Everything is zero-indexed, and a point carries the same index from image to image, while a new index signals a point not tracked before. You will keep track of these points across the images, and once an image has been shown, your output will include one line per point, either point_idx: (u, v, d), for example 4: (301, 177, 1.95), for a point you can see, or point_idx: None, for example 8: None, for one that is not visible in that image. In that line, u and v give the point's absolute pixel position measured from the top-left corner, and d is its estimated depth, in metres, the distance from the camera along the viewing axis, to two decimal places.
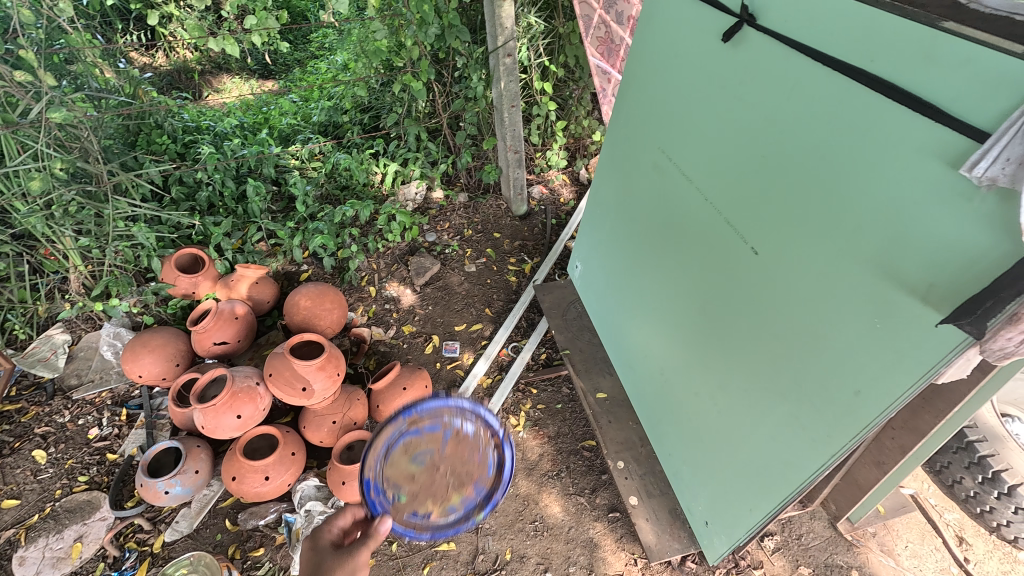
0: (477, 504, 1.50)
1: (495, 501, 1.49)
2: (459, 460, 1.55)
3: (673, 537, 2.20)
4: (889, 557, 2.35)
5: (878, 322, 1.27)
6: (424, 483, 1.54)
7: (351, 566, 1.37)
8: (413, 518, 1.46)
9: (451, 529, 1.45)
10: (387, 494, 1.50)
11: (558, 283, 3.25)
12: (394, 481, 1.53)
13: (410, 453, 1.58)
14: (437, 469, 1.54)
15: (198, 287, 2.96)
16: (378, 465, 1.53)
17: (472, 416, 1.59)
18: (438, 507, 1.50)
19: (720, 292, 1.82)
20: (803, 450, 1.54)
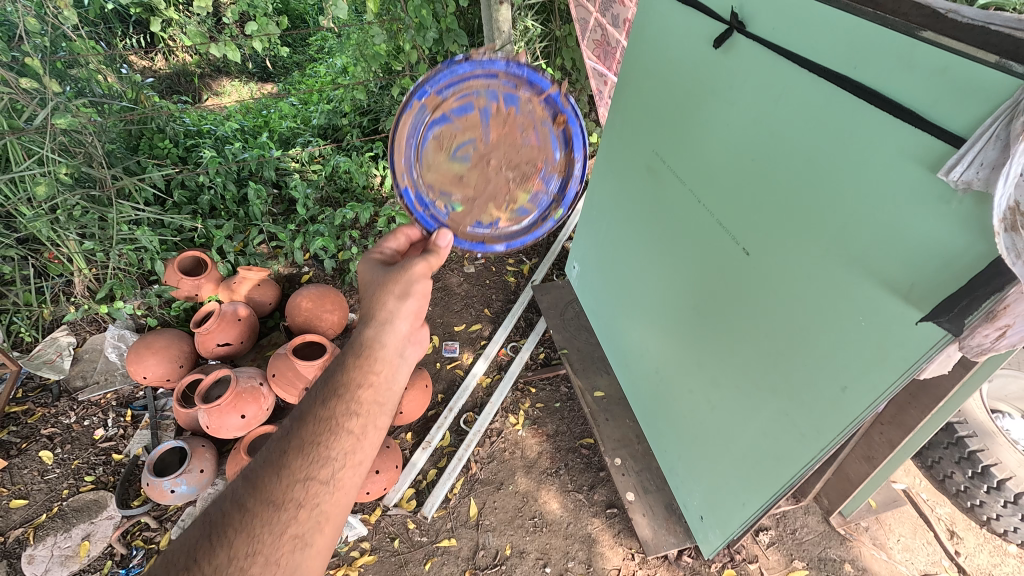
0: (551, 201, 1.72)
1: (567, 191, 1.71)
2: (511, 158, 1.63)
3: (669, 531, 2.24)
4: (881, 550, 2.39)
5: (863, 320, 1.32)
6: (476, 183, 1.64)
7: (406, 281, 1.36)
8: (478, 229, 1.68)
9: (528, 233, 1.73)
10: (436, 195, 1.64)
11: (556, 284, 3.30)
12: (441, 188, 1.63)
13: (448, 149, 1.60)
14: (486, 166, 1.63)
15: (201, 289, 3.01)
16: (412, 173, 1.60)
17: (513, 85, 1.58)
18: (500, 209, 1.68)
19: (713, 291, 1.86)
20: (794, 445, 1.58)
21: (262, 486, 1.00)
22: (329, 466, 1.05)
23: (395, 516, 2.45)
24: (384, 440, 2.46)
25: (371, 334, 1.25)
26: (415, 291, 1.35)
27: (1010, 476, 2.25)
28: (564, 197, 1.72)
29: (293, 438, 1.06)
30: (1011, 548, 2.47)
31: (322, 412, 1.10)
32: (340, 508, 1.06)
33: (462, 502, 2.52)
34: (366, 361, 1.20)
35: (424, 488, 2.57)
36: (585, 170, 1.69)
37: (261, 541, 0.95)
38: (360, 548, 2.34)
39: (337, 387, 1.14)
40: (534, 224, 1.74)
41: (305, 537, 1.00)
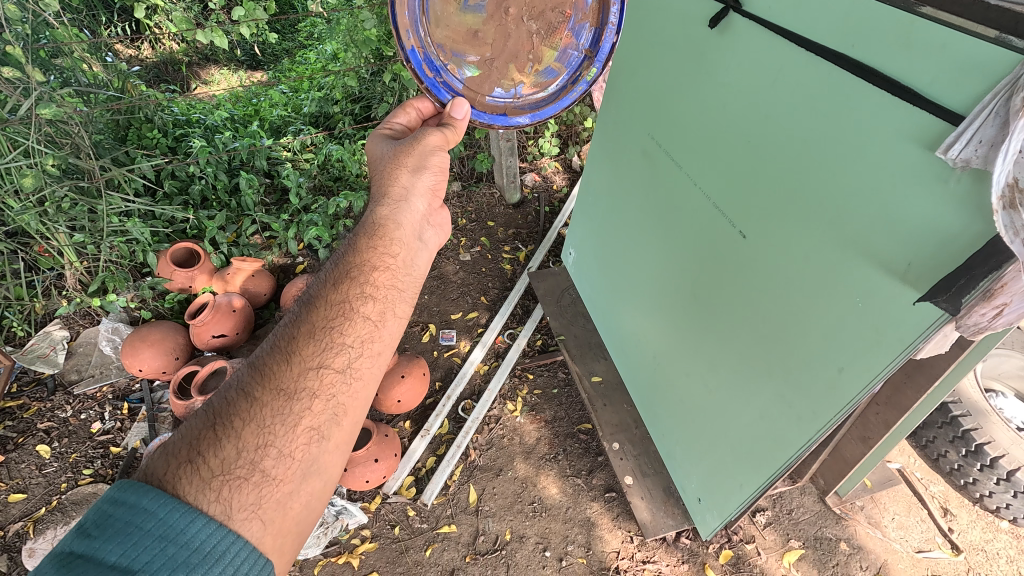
0: (583, 58, 1.69)
1: (600, 46, 1.66)
2: (530, 7, 1.59)
3: (668, 514, 2.26)
4: (876, 529, 2.43)
5: (860, 301, 1.31)
6: (493, 39, 1.63)
7: (421, 152, 1.54)
8: (498, 97, 1.71)
9: (556, 99, 1.73)
10: (450, 56, 1.62)
11: (552, 270, 3.29)
12: (455, 47, 1.62)
13: None
14: (504, 18, 1.60)
15: (194, 280, 2.99)
16: (418, 31, 1.55)
17: None
18: (522, 71, 1.69)
19: (709, 275, 1.86)
20: (790, 426, 1.59)
21: (274, 375, 1.05)
22: (343, 354, 1.13)
23: (395, 504, 2.45)
24: (383, 429, 2.46)
25: (386, 213, 1.42)
26: (430, 163, 1.54)
27: (1003, 454, 2.27)
28: (597, 52, 1.67)
29: (304, 323, 1.15)
30: (1004, 523, 2.51)
31: (333, 299, 1.19)
32: (355, 400, 1.11)
33: (462, 489, 2.53)
34: (375, 252, 1.32)
35: (424, 476, 2.57)
36: (619, 16, 1.61)
37: (276, 431, 0.99)
38: (361, 536, 2.35)
39: (349, 275, 1.25)
40: (564, 88, 1.73)
41: (321, 430, 1.05)
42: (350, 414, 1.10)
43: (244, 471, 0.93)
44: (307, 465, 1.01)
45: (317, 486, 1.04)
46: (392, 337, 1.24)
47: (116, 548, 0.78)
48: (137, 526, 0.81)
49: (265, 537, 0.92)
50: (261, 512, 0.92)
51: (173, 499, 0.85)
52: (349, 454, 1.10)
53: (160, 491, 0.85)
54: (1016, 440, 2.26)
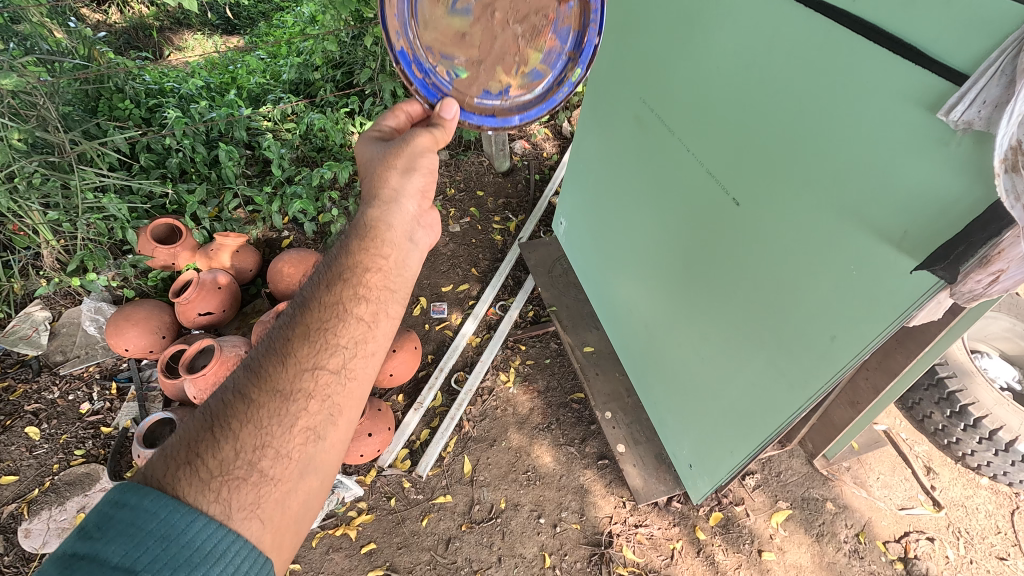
0: (568, 60, 1.54)
1: (586, 47, 1.51)
2: (517, 8, 1.48)
3: (659, 480, 2.31)
4: (861, 488, 2.49)
5: (854, 269, 1.29)
6: (481, 42, 1.52)
7: (411, 152, 1.47)
8: (487, 99, 1.57)
9: (544, 100, 1.58)
10: (438, 59, 1.52)
11: (543, 240, 3.25)
12: (443, 50, 1.51)
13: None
14: (491, 20, 1.50)
15: (177, 257, 2.92)
16: (407, 33, 1.45)
17: None
18: (509, 73, 1.56)
19: (702, 245, 1.83)
20: (781, 393, 1.60)
21: (270, 376, 1.03)
22: (338, 354, 1.11)
23: (390, 476, 2.47)
24: (375, 403, 2.45)
25: (377, 215, 1.37)
26: (420, 164, 1.47)
27: (986, 415, 2.32)
28: (584, 49, 1.52)
29: (298, 325, 1.12)
30: (984, 480, 2.59)
31: (328, 299, 1.16)
32: (351, 400, 1.10)
33: (456, 460, 2.55)
34: (369, 251, 1.29)
35: (418, 448, 2.59)
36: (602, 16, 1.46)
37: (273, 431, 0.98)
38: (357, 508, 2.37)
39: (343, 276, 1.22)
40: (551, 89, 1.58)
41: (318, 430, 1.03)
42: (346, 414, 1.09)
43: (243, 471, 0.91)
44: (304, 464, 1.00)
45: (315, 484, 1.02)
46: (386, 338, 1.22)
47: (119, 549, 0.77)
48: (139, 526, 0.79)
49: (265, 535, 0.91)
50: (260, 511, 0.91)
51: (174, 500, 0.83)
52: (346, 452, 1.10)
53: (161, 493, 0.83)
54: (999, 401, 2.31)
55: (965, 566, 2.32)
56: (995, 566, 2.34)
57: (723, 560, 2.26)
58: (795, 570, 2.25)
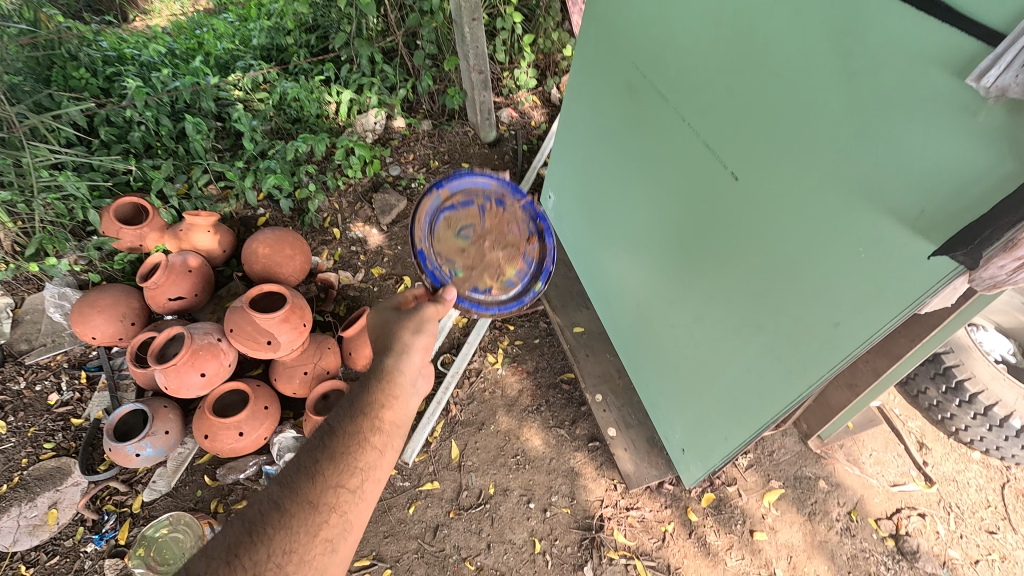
0: (531, 276, 1.83)
1: (545, 269, 1.83)
2: (501, 237, 1.83)
3: (652, 464, 2.27)
4: (854, 466, 2.46)
5: (862, 251, 1.19)
6: (475, 260, 1.77)
7: (419, 318, 1.51)
8: (476, 293, 1.74)
9: (517, 300, 1.80)
10: (443, 261, 1.72)
11: (531, 215, 3.12)
12: (446, 256, 1.73)
13: (453, 230, 1.78)
14: (483, 245, 1.80)
15: (145, 239, 2.75)
16: (426, 240, 1.70)
17: (505, 194, 1.87)
18: (493, 278, 1.77)
19: (697, 223, 1.72)
20: (779, 381, 1.52)
21: (299, 488, 1.13)
22: (357, 473, 1.20)
23: None
24: None
25: (392, 361, 1.41)
26: (428, 326, 1.51)
27: (982, 390, 2.27)
28: (543, 271, 1.83)
29: (325, 449, 1.21)
30: (976, 455, 2.57)
31: (351, 429, 1.25)
32: (362, 516, 1.18)
33: (444, 445, 2.48)
34: (385, 387, 1.36)
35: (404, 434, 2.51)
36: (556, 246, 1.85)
37: (299, 539, 1.07)
38: None
39: (364, 410, 1.30)
40: (523, 289, 1.82)
41: (333, 543, 1.11)
42: (356, 530, 1.17)
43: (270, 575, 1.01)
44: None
45: None
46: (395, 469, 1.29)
47: None
48: None
49: None
50: None
51: None
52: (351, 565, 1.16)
53: None
54: (995, 375, 2.25)
55: (955, 541, 2.32)
56: (985, 540, 2.33)
57: (715, 542, 2.24)
58: (786, 550, 2.23)
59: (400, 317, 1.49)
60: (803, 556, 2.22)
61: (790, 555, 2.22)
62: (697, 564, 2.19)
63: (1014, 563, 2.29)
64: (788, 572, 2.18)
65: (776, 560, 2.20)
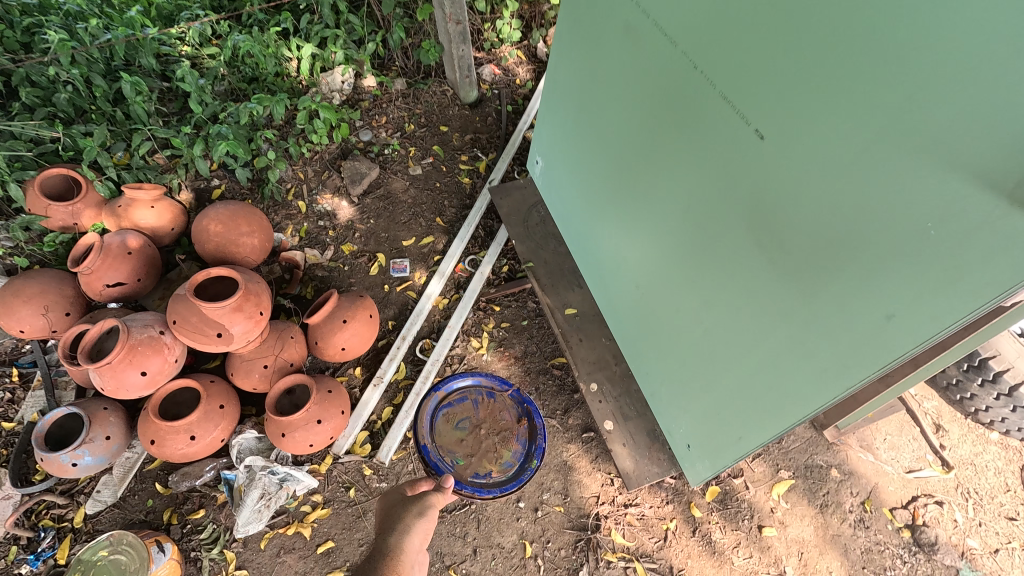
0: (526, 455, 2.07)
1: (538, 445, 2.07)
2: (495, 426, 2.13)
3: (652, 460, 2.06)
4: (868, 452, 2.28)
5: (931, 227, 0.94)
6: (474, 440, 2.10)
7: (422, 499, 1.42)
8: (478, 477, 2.00)
9: (514, 478, 2.01)
10: (444, 450, 2.05)
11: (517, 183, 2.82)
12: (448, 447, 2.06)
13: (452, 423, 2.12)
14: (479, 441, 2.10)
15: (79, 217, 2.45)
16: (429, 434, 2.06)
17: (495, 388, 2.22)
18: (493, 462, 2.06)
19: (710, 192, 1.45)
20: (808, 380, 1.29)
21: None
22: None
23: (348, 464, 2.17)
24: (325, 384, 2.12)
25: (393, 542, 1.30)
26: (430, 508, 1.41)
27: (1007, 368, 2.06)
28: (536, 448, 2.08)
29: None
30: (993, 435, 2.38)
31: None
32: None
33: None
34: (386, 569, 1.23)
35: (380, 430, 2.28)
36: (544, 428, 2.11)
37: None
38: (311, 502, 2.08)
39: None
40: (520, 467, 2.04)
41: None
42: None
43: None
44: None
45: None
46: None
47: None
48: None
49: None
50: None
51: None
52: None
53: None
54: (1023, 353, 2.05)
55: (974, 530, 2.15)
56: (1005, 528, 2.17)
57: (720, 539, 2.07)
58: (797, 546, 2.07)
59: (405, 501, 1.41)
60: (815, 553, 2.06)
61: (801, 552, 2.06)
62: (702, 564, 2.02)
63: None
64: (799, 570, 2.02)
65: (786, 558, 2.04)
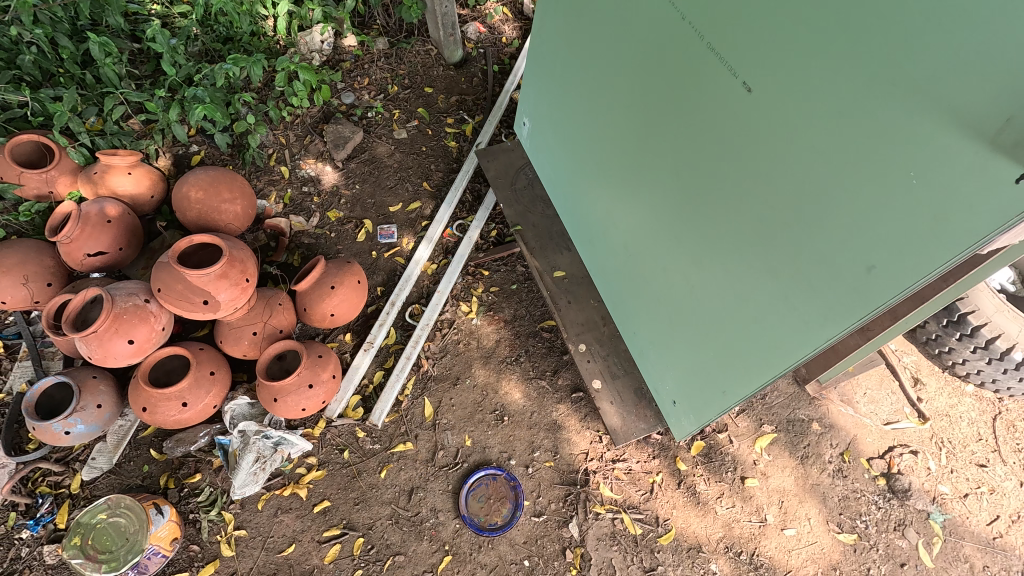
0: (512, 507, 2.09)
1: (518, 499, 2.10)
2: (491, 491, 2.11)
3: (639, 417, 2.11)
4: (848, 406, 2.36)
5: (912, 176, 0.94)
6: (493, 501, 2.10)
7: None
8: (503, 526, 2.05)
9: (507, 522, 2.06)
10: (481, 517, 2.06)
11: (504, 146, 2.78)
12: (479, 512, 2.07)
13: (473, 495, 2.10)
14: (492, 502, 2.09)
15: (54, 185, 2.38)
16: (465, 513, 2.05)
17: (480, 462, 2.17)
18: (499, 516, 2.07)
19: (697, 147, 1.43)
20: (790, 333, 1.31)
21: None
22: None
23: (341, 427, 2.21)
24: (315, 349, 2.13)
25: None
26: None
27: (984, 323, 2.11)
28: (515, 501, 2.10)
29: None
30: (969, 388, 2.45)
31: None
32: None
33: (416, 403, 2.28)
34: None
35: (371, 393, 2.30)
36: (517, 481, 2.13)
37: None
38: (306, 464, 2.12)
39: None
40: (508, 517, 2.07)
41: None
42: None
43: None
44: None
45: None
46: None
47: None
48: None
49: None
50: None
51: None
52: None
53: None
54: (1000, 307, 2.10)
55: (946, 477, 2.24)
56: (975, 474, 2.26)
57: (704, 491, 2.14)
58: (778, 495, 2.15)
59: None
60: (795, 501, 2.14)
61: (782, 500, 2.14)
62: (687, 514, 2.10)
63: (1003, 495, 2.22)
64: (779, 518, 2.11)
65: (768, 506, 2.12)
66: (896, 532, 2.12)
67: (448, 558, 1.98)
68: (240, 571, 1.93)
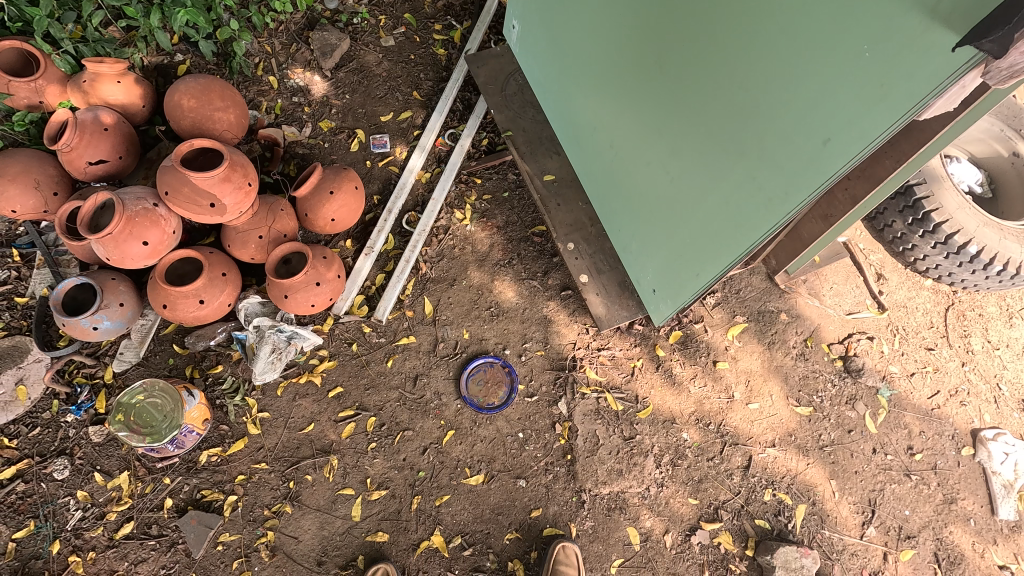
0: (508, 392, 2.32)
1: (513, 386, 2.33)
2: (491, 376, 2.34)
3: (622, 306, 2.32)
4: (815, 298, 2.56)
5: (865, 49, 1.05)
6: (490, 386, 2.32)
7: None
8: (496, 406, 2.28)
9: (502, 403, 2.29)
10: (478, 397, 2.30)
11: (493, 52, 2.77)
12: (477, 394, 2.30)
13: (473, 380, 2.33)
14: (490, 387, 2.32)
15: (44, 94, 2.37)
16: (465, 395, 2.29)
17: (485, 354, 2.38)
18: (495, 398, 2.31)
19: (680, 37, 1.48)
20: (756, 211, 1.43)
21: None
22: None
23: (348, 323, 2.38)
24: (319, 251, 2.25)
25: None
26: None
27: (947, 220, 2.21)
28: (512, 386, 2.33)
29: None
30: (927, 282, 2.65)
31: None
32: None
33: (416, 302, 2.45)
34: None
35: (374, 294, 2.47)
36: (512, 371, 2.35)
37: None
38: (318, 356, 2.32)
39: None
40: (504, 399, 2.30)
41: None
42: None
43: None
44: None
45: None
46: None
47: None
48: None
49: None
50: None
51: None
52: None
53: None
54: (961, 205, 2.21)
55: (897, 358, 2.50)
56: (923, 356, 2.51)
57: (679, 373, 2.39)
58: (745, 375, 2.40)
59: None
60: (760, 380, 2.40)
61: (749, 380, 2.40)
62: (663, 393, 2.35)
63: (944, 373, 2.49)
64: (745, 395, 2.37)
65: (735, 385, 2.38)
66: (847, 405, 2.40)
67: (452, 432, 2.24)
68: (267, 446, 2.17)
